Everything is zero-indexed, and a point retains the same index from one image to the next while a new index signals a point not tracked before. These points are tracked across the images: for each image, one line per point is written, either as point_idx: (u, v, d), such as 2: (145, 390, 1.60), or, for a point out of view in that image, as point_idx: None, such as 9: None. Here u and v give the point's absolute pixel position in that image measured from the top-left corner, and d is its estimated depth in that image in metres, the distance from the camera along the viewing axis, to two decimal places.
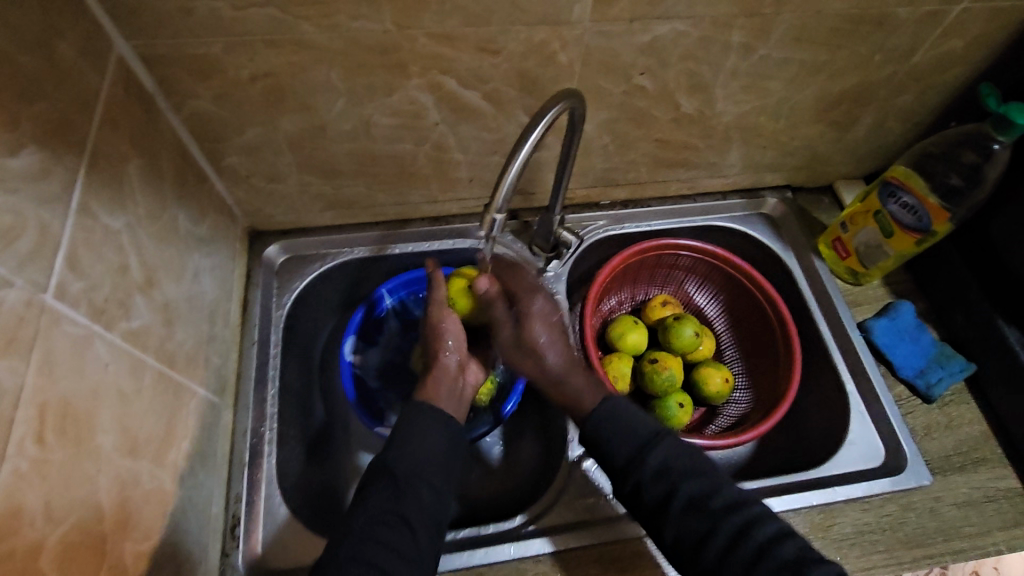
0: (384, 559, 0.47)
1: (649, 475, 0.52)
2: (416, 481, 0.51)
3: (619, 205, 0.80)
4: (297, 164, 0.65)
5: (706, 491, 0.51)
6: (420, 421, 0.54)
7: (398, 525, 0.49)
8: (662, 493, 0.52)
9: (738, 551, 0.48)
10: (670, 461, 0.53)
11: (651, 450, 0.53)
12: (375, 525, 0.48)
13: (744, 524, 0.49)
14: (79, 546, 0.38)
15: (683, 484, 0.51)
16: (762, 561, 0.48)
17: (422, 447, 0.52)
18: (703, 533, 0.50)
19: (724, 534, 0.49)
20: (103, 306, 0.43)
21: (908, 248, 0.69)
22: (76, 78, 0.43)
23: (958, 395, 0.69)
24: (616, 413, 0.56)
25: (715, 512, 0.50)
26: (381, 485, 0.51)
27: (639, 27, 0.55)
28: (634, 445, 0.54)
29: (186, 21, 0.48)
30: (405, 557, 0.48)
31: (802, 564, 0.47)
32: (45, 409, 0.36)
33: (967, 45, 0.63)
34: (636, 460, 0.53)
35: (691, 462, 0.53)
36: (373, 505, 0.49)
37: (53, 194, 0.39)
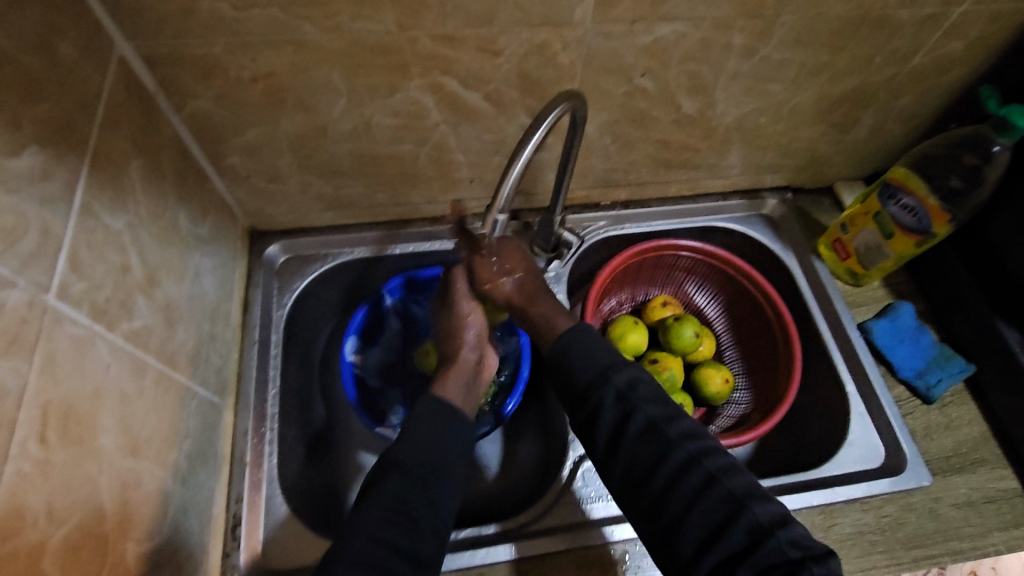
0: (386, 556, 0.46)
1: (611, 398, 0.53)
2: (427, 480, 0.51)
3: (619, 205, 0.80)
4: (298, 164, 0.65)
5: (666, 417, 0.52)
6: (434, 419, 0.54)
7: (405, 524, 0.48)
8: (619, 416, 0.52)
9: (686, 478, 0.49)
10: (633, 386, 0.54)
11: (616, 371, 0.54)
12: (380, 522, 0.48)
13: (698, 453, 0.50)
14: (81, 546, 0.38)
15: (642, 408, 0.52)
16: (708, 490, 0.48)
17: (435, 446, 0.53)
18: (655, 458, 0.51)
19: (674, 459, 0.50)
20: (105, 306, 0.44)
21: (908, 249, 0.69)
22: (77, 79, 0.43)
23: (957, 395, 0.69)
24: (587, 339, 0.56)
25: (671, 438, 0.51)
26: (391, 481, 0.50)
27: (640, 29, 0.55)
28: (598, 367, 0.55)
29: (187, 21, 0.48)
30: (410, 557, 0.47)
31: (747, 499, 0.48)
32: (48, 410, 0.36)
33: (967, 48, 0.63)
34: (599, 382, 0.54)
35: (652, 390, 0.54)
36: (381, 502, 0.49)
37: (55, 195, 0.39)
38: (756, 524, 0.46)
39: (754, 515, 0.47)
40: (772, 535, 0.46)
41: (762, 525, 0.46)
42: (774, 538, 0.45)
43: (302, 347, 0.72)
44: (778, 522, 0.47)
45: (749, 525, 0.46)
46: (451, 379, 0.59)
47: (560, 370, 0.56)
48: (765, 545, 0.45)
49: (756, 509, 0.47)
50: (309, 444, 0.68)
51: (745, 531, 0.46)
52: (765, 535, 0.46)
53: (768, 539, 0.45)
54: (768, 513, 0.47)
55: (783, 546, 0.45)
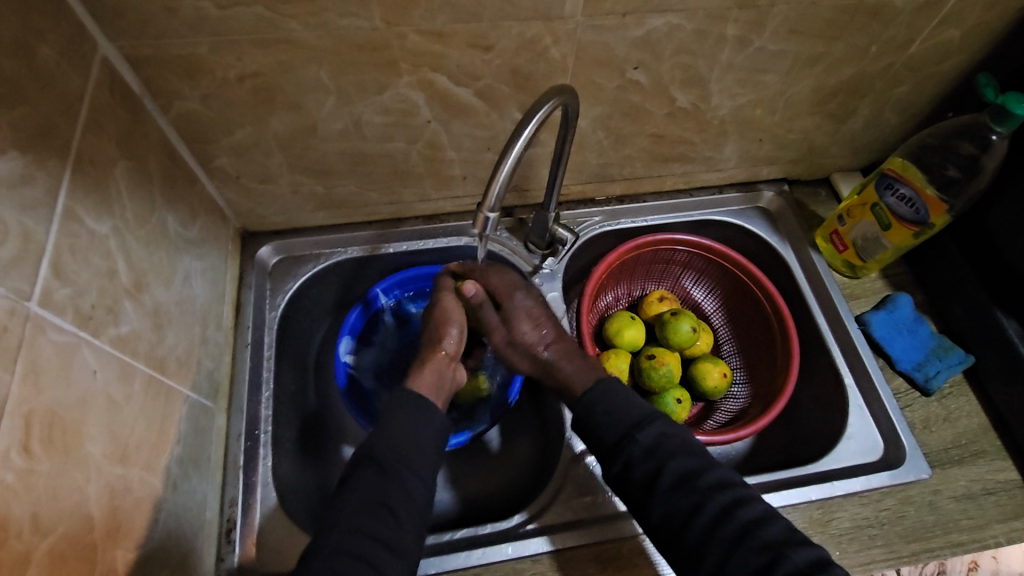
0: (368, 548, 0.47)
1: (639, 454, 0.53)
2: (406, 471, 0.50)
3: (614, 200, 0.79)
4: (288, 164, 0.64)
5: (696, 470, 0.52)
6: (404, 409, 0.54)
7: (382, 514, 0.48)
8: (650, 471, 0.52)
9: (722, 529, 0.49)
10: (663, 440, 0.54)
11: (643, 429, 0.54)
12: (359, 514, 0.48)
13: (731, 504, 0.50)
14: (68, 556, 0.38)
15: (672, 462, 0.52)
16: (744, 538, 0.48)
17: (406, 435, 0.52)
18: (689, 511, 0.50)
19: (708, 512, 0.50)
20: (91, 312, 0.43)
21: (906, 240, 0.68)
22: (58, 81, 0.42)
23: (957, 387, 0.69)
24: (610, 395, 0.57)
25: (702, 490, 0.51)
26: (366, 474, 0.50)
27: (632, 21, 0.54)
28: (626, 426, 0.55)
29: (171, 19, 0.47)
30: (390, 545, 0.47)
31: (782, 546, 0.47)
32: (31, 419, 0.36)
33: (965, 35, 0.62)
34: (628, 438, 0.54)
35: (681, 443, 0.54)
36: (359, 497, 0.49)
37: (36, 199, 0.39)
38: (796, 568, 0.46)
39: (793, 560, 0.46)
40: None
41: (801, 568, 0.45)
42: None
43: (296, 348, 0.72)
44: (815, 566, 0.46)
45: (789, 571, 0.46)
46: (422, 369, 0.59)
47: (591, 425, 0.56)
48: None
49: (793, 553, 0.47)
50: (305, 445, 0.68)
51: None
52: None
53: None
54: (806, 559, 0.46)
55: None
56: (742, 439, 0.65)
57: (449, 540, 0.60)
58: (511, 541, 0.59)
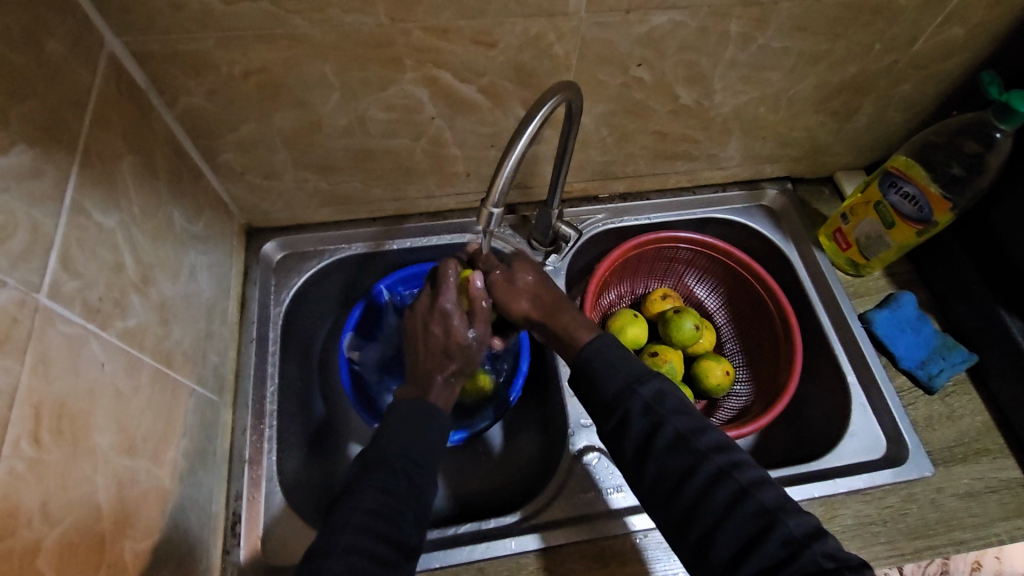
0: (369, 543, 0.46)
1: (639, 410, 0.53)
2: (412, 471, 0.52)
3: (618, 197, 0.79)
4: (293, 160, 0.64)
5: (694, 430, 0.52)
6: (419, 416, 0.56)
7: (388, 513, 0.49)
8: (646, 430, 0.52)
9: (716, 491, 0.49)
10: (659, 397, 0.54)
11: (643, 384, 0.54)
12: (363, 514, 0.48)
13: (727, 465, 0.50)
14: (78, 546, 0.38)
15: (669, 421, 0.52)
16: (739, 503, 0.48)
17: (421, 443, 0.54)
18: (684, 470, 0.51)
19: (704, 472, 0.50)
20: (98, 305, 0.43)
21: (909, 239, 0.68)
22: (67, 76, 0.43)
23: (960, 385, 0.69)
24: (608, 352, 0.57)
25: (700, 451, 0.51)
26: (377, 480, 0.50)
27: (635, 18, 0.54)
28: (626, 380, 0.55)
29: (178, 16, 0.48)
30: (393, 541, 0.47)
31: (778, 512, 0.47)
32: (41, 410, 0.36)
33: (969, 33, 0.62)
34: (627, 393, 0.54)
35: (678, 402, 0.54)
36: (369, 501, 0.49)
37: (46, 192, 0.39)
38: (791, 536, 0.46)
39: (789, 526, 0.46)
40: (808, 545, 0.45)
41: (797, 537, 0.45)
42: (809, 550, 0.45)
43: (301, 344, 0.72)
44: (811, 535, 0.46)
45: (783, 538, 0.46)
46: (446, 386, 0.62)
47: (588, 383, 0.57)
48: (800, 555, 0.44)
49: (789, 521, 0.47)
50: (309, 441, 0.68)
51: (779, 543, 0.46)
52: (798, 547, 0.45)
53: (804, 551, 0.45)
54: (802, 527, 0.46)
55: (819, 558, 0.44)
56: (744, 436, 0.65)
57: (453, 535, 0.60)
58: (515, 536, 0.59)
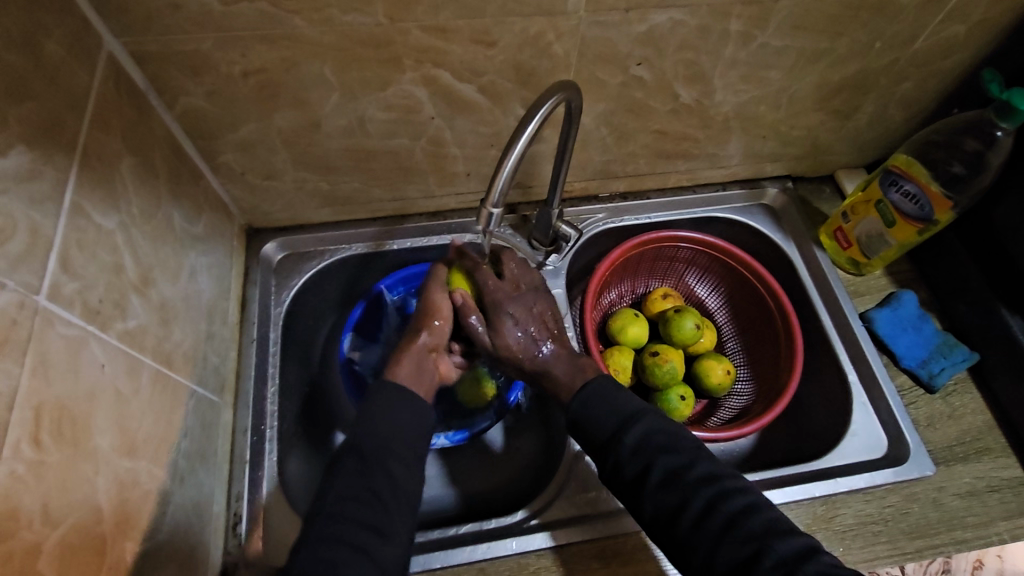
0: (349, 531, 0.47)
1: (628, 452, 0.53)
2: (386, 459, 0.51)
3: (618, 197, 0.79)
4: (293, 160, 0.64)
5: (683, 465, 0.52)
6: (386, 397, 0.55)
7: (369, 500, 0.49)
8: (639, 469, 0.53)
9: (708, 522, 0.49)
10: (648, 437, 0.54)
11: (627, 430, 0.54)
12: (347, 501, 0.48)
13: (715, 497, 0.50)
14: (78, 548, 0.38)
15: (658, 459, 0.52)
16: (730, 530, 0.48)
17: (389, 426, 0.53)
18: (677, 505, 0.51)
19: (695, 506, 0.50)
20: (98, 306, 0.43)
21: (910, 237, 0.68)
22: (65, 78, 0.42)
23: (961, 384, 0.68)
24: (596, 395, 0.57)
25: (689, 485, 0.51)
26: (349, 463, 0.50)
27: (635, 17, 0.54)
28: (615, 423, 0.55)
29: (176, 16, 0.47)
30: (382, 533, 0.47)
31: (766, 538, 0.47)
32: (41, 412, 0.36)
33: (970, 30, 0.62)
34: (615, 440, 0.54)
35: (666, 438, 0.54)
36: (341, 487, 0.49)
37: (45, 194, 0.39)
38: (782, 557, 0.46)
39: (777, 551, 0.46)
40: (798, 569, 0.45)
41: (785, 560, 0.45)
42: (803, 570, 0.45)
43: (301, 344, 0.72)
44: (802, 555, 0.46)
45: (776, 560, 0.46)
46: (401, 359, 0.60)
47: (580, 425, 0.57)
48: None
49: (777, 545, 0.47)
50: (310, 441, 0.68)
51: (773, 564, 0.46)
52: (792, 568, 0.45)
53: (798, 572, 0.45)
54: (790, 548, 0.46)
55: None
56: (745, 436, 0.65)
57: (454, 535, 0.60)
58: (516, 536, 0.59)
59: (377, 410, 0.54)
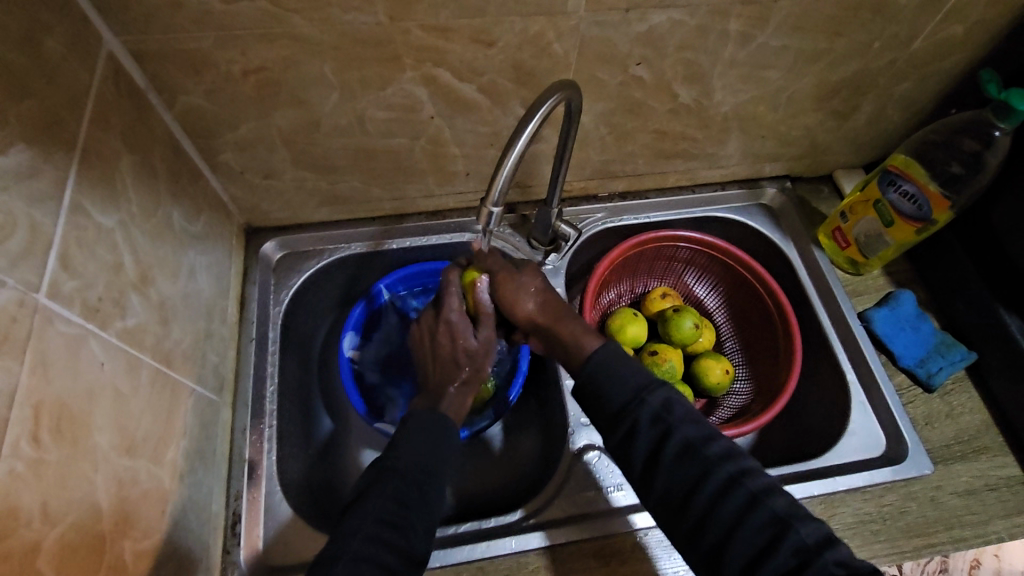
0: (387, 510, 0.49)
1: (646, 420, 0.53)
2: (424, 482, 0.52)
3: (617, 196, 0.79)
4: (292, 158, 0.64)
5: (703, 437, 0.52)
6: (433, 426, 0.56)
7: (403, 484, 0.51)
8: (656, 439, 0.53)
9: (728, 499, 0.49)
10: (668, 405, 0.54)
11: (650, 392, 0.55)
12: (375, 525, 0.48)
13: (737, 473, 0.50)
14: (78, 546, 0.38)
15: (679, 429, 0.52)
16: (751, 509, 0.48)
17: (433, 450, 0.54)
18: (696, 479, 0.51)
19: (716, 479, 0.50)
20: (98, 304, 0.43)
21: (909, 236, 0.69)
22: (65, 76, 0.42)
23: (958, 383, 0.69)
24: (616, 361, 0.57)
25: (709, 459, 0.51)
26: (390, 484, 0.51)
27: (635, 17, 0.54)
28: (633, 389, 0.55)
29: (177, 14, 0.47)
30: (399, 526, 0.48)
31: (790, 518, 0.47)
32: (40, 409, 0.36)
33: (968, 31, 0.62)
34: (636, 402, 0.54)
35: (686, 410, 0.54)
36: (378, 508, 0.49)
37: (44, 192, 0.39)
38: (802, 543, 0.46)
39: (800, 534, 0.46)
40: (818, 555, 0.45)
41: (807, 545, 0.46)
42: (820, 560, 0.44)
43: (300, 343, 0.72)
44: (823, 542, 0.46)
45: (795, 545, 0.46)
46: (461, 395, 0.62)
47: (593, 392, 0.57)
48: (811, 565, 0.44)
49: (800, 527, 0.47)
50: (309, 441, 0.68)
51: (790, 552, 0.46)
52: (811, 555, 0.45)
53: (815, 559, 0.45)
54: (813, 534, 0.46)
55: (830, 565, 0.44)
56: (743, 435, 0.65)
57: (454, 534, 0.60)
58: (515, 535, 0.59)
59: (424, 435, 0.55)
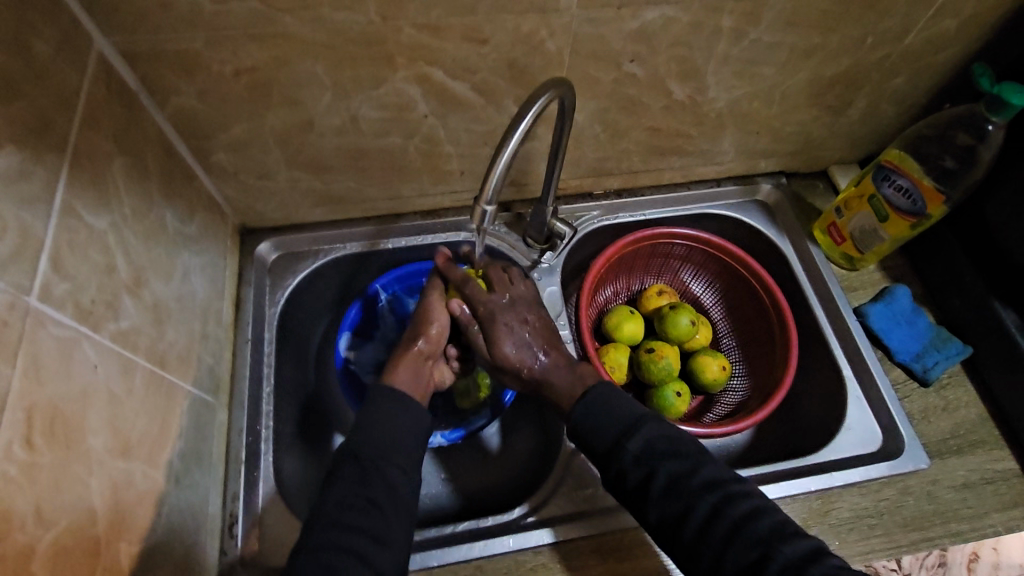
0: (360, 543, 0.48)
1: (630, 459, 0.54)
2: (387, 465, 0.52)
3: (613, 194, 0.79)
4: (286, 158, 0.64)
5: (686, 471, 0.52)
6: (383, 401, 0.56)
7: (368, 509, 0.50)
8: (643, 477, 0.53)
9: (714, 528, 0.49)
10: (650, 445, 0.54)
11: (631, 437, 0.54)
12: (345, 509, 0.49)
13: (722, 502, 0.50)
14: (72, 549, 0.38)
15: (662, 465, 0.53)
16: (736, 534, 0.49)
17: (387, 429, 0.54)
18: (682, 512, 0.51)
19: (699, 512, 0.50)
20: (90, 307, 0.43)
21: (903, 231, 0.69)
22: (55, 77, 0.42)
23: (955, 377, 0.69)
24: (598, 400, 0.57)
25: (693, 492, 0.51)
26: (348, 471, 0.52)
27: (627, 14, 0.54)
28: (617, 429, 0.55)
29: (167, 15, 0.47)
30: (383, 541, 0.49)
31: (773, 540, 0.48)
32: (33, 413, 0.36)
33: (961, 25, 0.62)
34: (618, 446, 0.54)
35: (670, 444, 0.54)
36: (338, 492, 0.50)
37: (35, 194, 0.39)
38: (788, 559, 0.46)
39: (784, 553, 0.47)
40: (805, 569, 0.45)
41: (794, 560, 0.46)
42: (809, 571, 0.45)
43: (296, 344, 0.72)
44: (808, 558, 0.46)
45: (785, 561, 0.46)
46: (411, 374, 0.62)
47: (581, 434, 0.57)
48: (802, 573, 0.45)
49: (785, 547, 0.47)
50: (307, 442, 0.68)
51: (781, 566, 0.46)
52: (801, 567, 0.45)
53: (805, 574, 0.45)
54: (798, 552, 0.47)
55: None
56: (741, 431, 0.65)
57: (451, 534, 0.60)
58: (512, 534, 0.59)
59: (379, 414, 0.55)
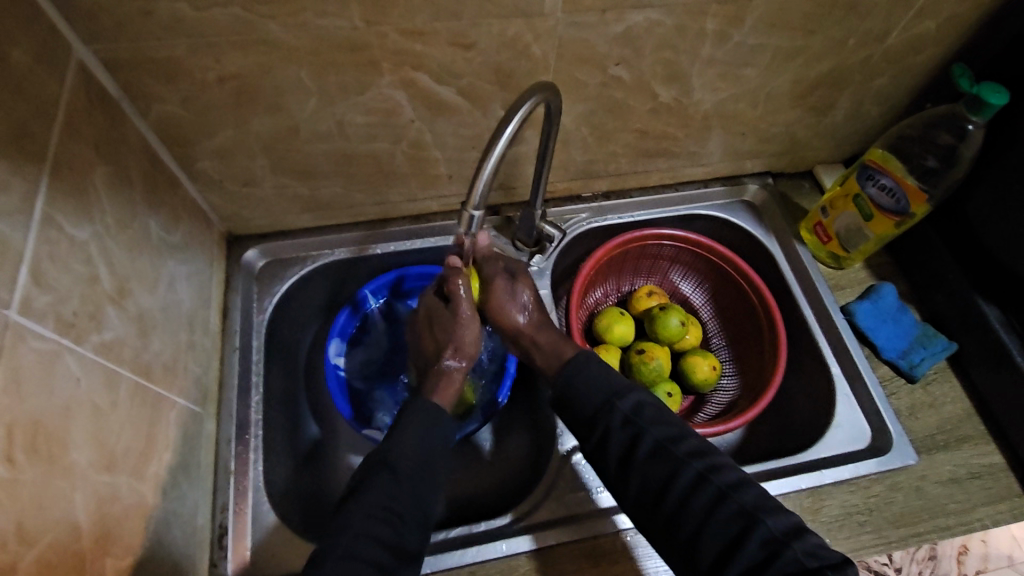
0: (372, 551, 0.47)
1: (618, 422, 0.54)
2: (409, 478, 0.52)
3: (601, 196, 0.80)
4: (271, 165, 0.64)
5: (673, 438, 0.53)
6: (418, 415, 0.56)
7: (390, 519, 0.49)
8: (626, 442, 0.53)
9: (695, 498, 0.49)
10: (640, 407, 0.55)
11: (621, 399, 0.55)
12: (369, 519, 0.48)
13: (704, 470, 0.51)
14: (56, 565, 0.37)
15: (649, 431, 0.53)
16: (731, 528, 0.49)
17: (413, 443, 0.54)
18: (665, 478, 0.51)
19: (683, 480, 0.50)
20: (72, 319, 0.42)
21: (888, 230, 0.69)
22: (33, 86, 0.42)
23: (940, 372, 0.69)
24: (590, 370, 0.58)
25: (678, 458, 0.52)
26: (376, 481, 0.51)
27: (612, 18, 0.54)
28: (603, 397, 0.56)
29: (147, 22, 0.47)
30: (396, 551, 0.48)
31: (765, 517, 0.48)
32: (14, 429, 0.35)
33: (940, 26, 0.63)
34: (607, 407, 0.55)
35: (658, 411, 0.55)
36: (367, 504, 0.49)
37: (13, 206, 0.38)
38: (770, 534, 0.46)
39: (766, 526, 0.47)
40: None
41: (775, 535, 0.46)
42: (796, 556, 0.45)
43: (285, 351, 0.71)
44: (791, 533, 0.47)
45: (763, 538, 0.46)
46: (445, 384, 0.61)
47: (567, 401, 0.57)
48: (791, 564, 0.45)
49: (767, 520, 0.47)
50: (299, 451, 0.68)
51: (758, 543, 0.46)
52: (778, 546, 0.46)
53: (785, 550, 0.45)
54: (779, 525, 0.47)
55: (801, 557, 0.45)
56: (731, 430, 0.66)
57: (443, 540, 0.60)
58: (505, 539, 0.59)
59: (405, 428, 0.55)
